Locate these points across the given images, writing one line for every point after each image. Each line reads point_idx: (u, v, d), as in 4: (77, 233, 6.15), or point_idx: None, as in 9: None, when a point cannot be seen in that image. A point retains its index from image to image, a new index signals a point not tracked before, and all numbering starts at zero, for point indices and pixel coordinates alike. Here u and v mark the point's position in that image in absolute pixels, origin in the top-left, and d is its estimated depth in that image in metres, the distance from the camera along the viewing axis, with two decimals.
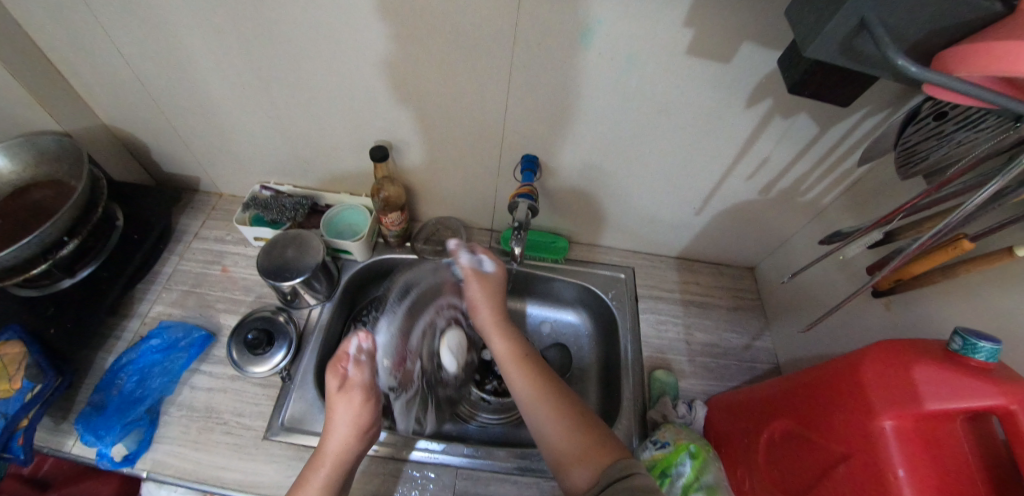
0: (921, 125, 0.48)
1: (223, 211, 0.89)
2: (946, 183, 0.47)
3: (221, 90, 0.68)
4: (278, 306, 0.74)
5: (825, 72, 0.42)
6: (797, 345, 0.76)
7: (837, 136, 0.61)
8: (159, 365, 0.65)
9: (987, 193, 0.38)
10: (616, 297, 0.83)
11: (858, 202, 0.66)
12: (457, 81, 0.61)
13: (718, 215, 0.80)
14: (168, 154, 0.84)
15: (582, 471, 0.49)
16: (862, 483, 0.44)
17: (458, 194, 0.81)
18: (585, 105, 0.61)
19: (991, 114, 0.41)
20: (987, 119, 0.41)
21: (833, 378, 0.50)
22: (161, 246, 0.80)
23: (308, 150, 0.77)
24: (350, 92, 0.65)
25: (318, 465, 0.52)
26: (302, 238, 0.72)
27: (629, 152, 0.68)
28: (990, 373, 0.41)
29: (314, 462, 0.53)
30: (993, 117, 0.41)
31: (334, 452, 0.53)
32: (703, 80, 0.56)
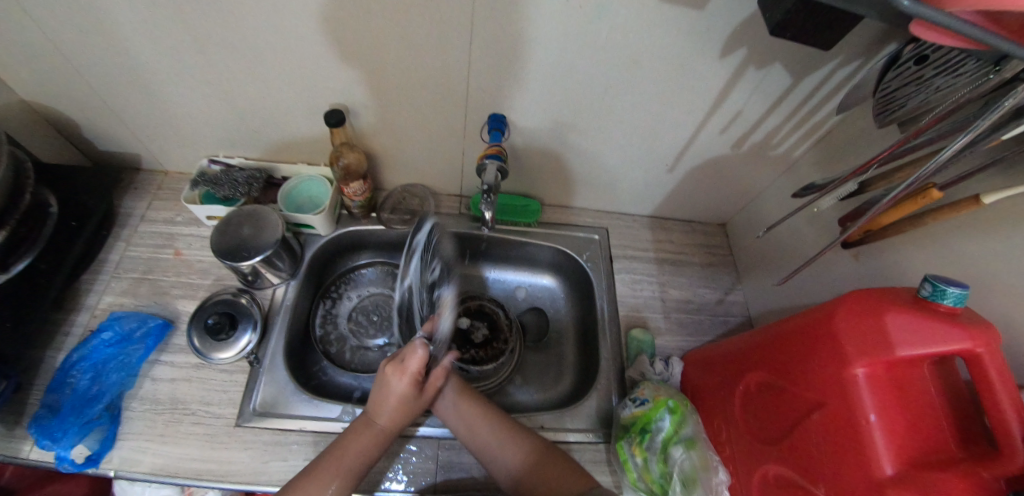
0: (900, 70, 0.45)
1: (170, 190, 0.82)
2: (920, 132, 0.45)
3: (143, 54, 0.60)
4: (240, 288, 0.70)
5: (808, 9, 0.39)
6: (769, 297, 0.77)
7: (812, 82, 0.58)
8: (114, 360, 0.61)
9: (958, 145, 0.37)
10: (590, 259, 0.82)
11: (830, 151, 0.64)
12: (410, 37, 0.55)
13: (691, 171, 0.78)
14: (97, 132, 0.75)
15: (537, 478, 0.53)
16: (834, 429, 0.45)
17: (423, 159, 0.77)
18: (550, 58, 0.57)
19: (972, 57, 0.39)
20: (966, 64, 0.40)
21: (805, 328, 0.50)
22: (104, 232, 0.74)
23: (253, 118, 0.70)
24: (291, 51, 0.58)
25: (364, 429, 0.54)
26: (258, 214, 0.67)
27: (600, 108, 0.64)
28: (957, 318, 0.42)
29: (362, 425, 0.55)
30: (972, 62, 0.39)
31: (383, 426, 0.55)
32: (676, 26, 0.52)
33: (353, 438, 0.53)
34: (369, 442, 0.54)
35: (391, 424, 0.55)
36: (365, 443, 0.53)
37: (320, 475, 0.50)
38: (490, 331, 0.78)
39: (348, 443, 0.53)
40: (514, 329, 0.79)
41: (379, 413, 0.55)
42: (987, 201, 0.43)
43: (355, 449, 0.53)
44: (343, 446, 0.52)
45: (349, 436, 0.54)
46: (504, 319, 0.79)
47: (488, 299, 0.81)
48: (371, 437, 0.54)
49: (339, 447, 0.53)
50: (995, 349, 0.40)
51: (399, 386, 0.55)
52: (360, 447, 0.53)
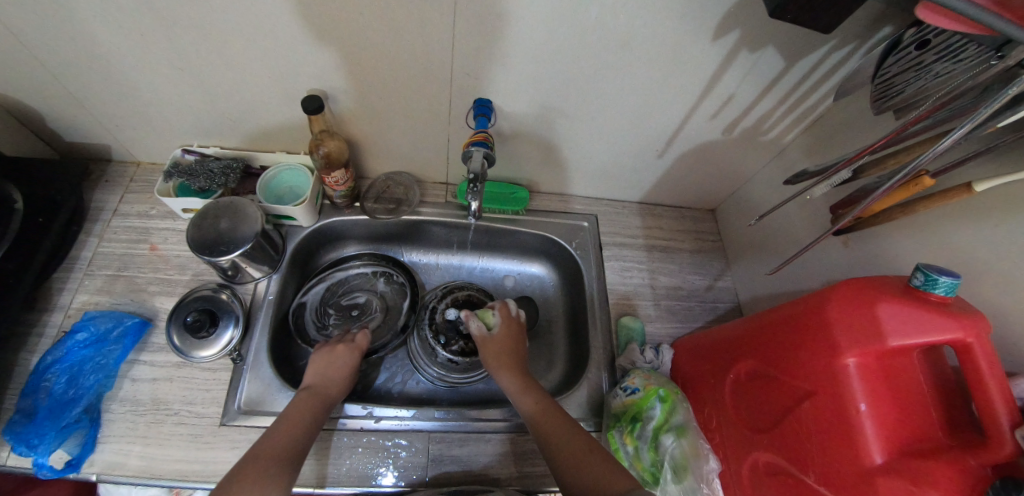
0: (902, 55, 0.43)
1: (143, 182, 0.79)
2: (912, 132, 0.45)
3: (102, 38, 0.56)
4: (221, 283, 0.68)
5: None
6: (758, 283, 0.77)
7: (805, 65, 0.56)
8: (90, 361, 0.58)
9: (957, 136, 0.37)
10: (579, 246, 0.81)
11: (822, 135, 0.63)
12: (389, 18, 0.52)
13: (682, 157, 0.76)
14: (59, 122, 0.71)
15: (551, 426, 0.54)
16: (824, 418, 0.45)
17: (406, 146, 0.74)
18: (537, 41, 0.54)
19: (974, 42, 0.37)
20: (967, 48, 0.38)
21: (797, 317, 0.50)
22: (74, 228, 0.71)
23: (226, 105, 0.67)
24: (262, 34, 0.55)
25: (292, 416, 0.52)
26: (236, 206, 0.64)
27: (588, 92, 0.62)
28: (947, 307, 0.41)
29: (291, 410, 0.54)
30: (974, 46, 0.38)
31: (313, 406, 0.55)
32: (668, 8, 0.49)
33: (278, 429, 0.50)
34: (301, 424, 0.52)
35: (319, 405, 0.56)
36: (297, 422, 0.52)
37: (250, 465, 0.45)
38: None
39: (279, 429, 0.50)
40: None
41: (304, 398, 0.56)
42: (979, 188, 0.43)
43: (288, 433, 0.50)
44: (272, 436, 0.49)
45: (276, 426, 0.51)
46: None
47: (476, 288, 0.78)
48: (302, 421, 0.52)
49: (267, 437, 0.49)
50: (986, 338, 0.39)
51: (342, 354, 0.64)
52: (287, 431, 0.50)
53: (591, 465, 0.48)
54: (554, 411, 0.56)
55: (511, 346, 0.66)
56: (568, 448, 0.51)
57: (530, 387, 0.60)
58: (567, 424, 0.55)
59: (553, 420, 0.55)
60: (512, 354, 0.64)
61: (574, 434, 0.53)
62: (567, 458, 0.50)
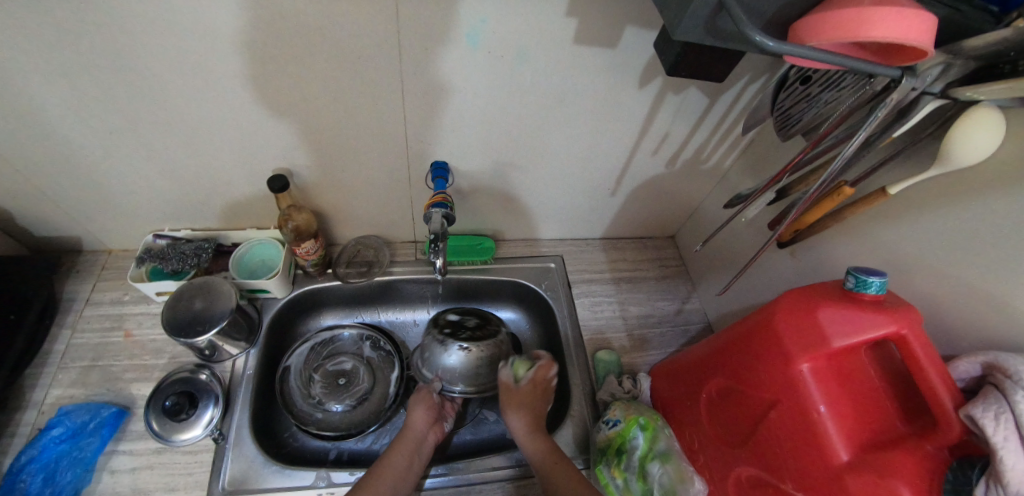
0: (790, 89, 0.50)
1: (116, 269, 0.80)
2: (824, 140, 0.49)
3: (70, 139, 0.59)
4: (198, 364, 0.68)
5: (700, 51, 0.43)
6: (723, 301, 0.81)
7: (726, 104, 0.63)
8: (67, 457, 0.58)
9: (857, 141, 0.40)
10: (550, 287, 0.84)
11: (752, 162, 0.69)
12: (344, 96, 0.56)
13: (636, 191, 0.81)
14: (29, 218, 0.72)
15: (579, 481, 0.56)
16: (791, 424, 0.48)
17: (374, 212, 0.77)
18: (483, 105, 0.59)
19: (848, 72, 0.42)
20: (846, 78, 0.43)
21: (753, 332, 0.53)
22: (46, 322, 0.71)
23: (195, 189, 0.70)
24: (228, 122, 0.59)
25: (399, 448, 0.60)
26: (210, 285, 0.66)
27: (537, 147, 0.68)
28: (882, 304, 0.46)
29: (395, 445, 0.60)
30: (850, 75, 0.42)
31: (411, 446, 0.61)
32: (595, 68, 0.55)
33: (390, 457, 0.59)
34: (404, 462, 0.59)
35: (415, 446, 0.61)
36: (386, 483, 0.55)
37: None
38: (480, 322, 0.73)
39: (387, 463, 0.58)
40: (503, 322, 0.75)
41: (409, 434, 0.62)
42: (893, 191, 0.47)
43: (391, 469, 0.57)
44: (382, 466, 0.57)
45: (384, 460, 0.58)
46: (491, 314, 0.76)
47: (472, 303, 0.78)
48: (406, 456, 0.59)
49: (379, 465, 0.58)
50: (918, 329, 0.43)
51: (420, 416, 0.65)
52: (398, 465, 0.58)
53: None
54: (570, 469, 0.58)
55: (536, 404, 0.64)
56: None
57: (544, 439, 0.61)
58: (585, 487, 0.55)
59: (563, 462, 0.58)
60: (535, 412, 0.63)
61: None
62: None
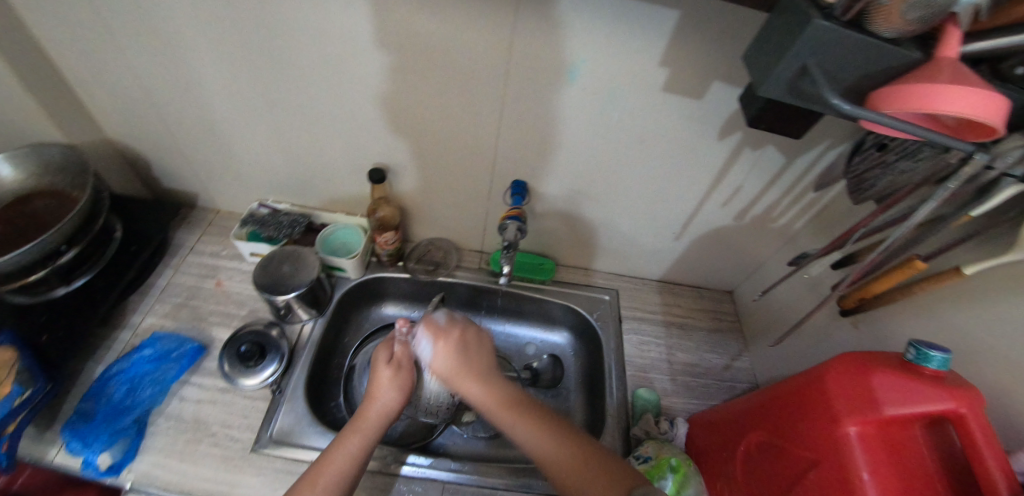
0: (866, 154, 0.53)
1: (220, 227, 0.92)
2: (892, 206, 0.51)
3: (226, 110, 0.72)
4: (271, 321, 0.76)
5: (780, 109, 0.48)
6: (775, 364, 0.79)
7: (802, 167, 0.66)
8: (149, 375, 0.67)
9: (923, 212, 0.43)
10: (600, 318, 0.87)
11: (824, 226, 0.70)
12: (451, 110, 0.65)
13: (697, 239, 0.84)
14: (170, 170, 0.87)
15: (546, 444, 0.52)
16: (828, 488, 0.46)
17: (450, 216, 0.85)
18: (570, 134, 0.66)
19: (927, 144, 0.44)
20: (924, 151, 0.45)
21: (801, 388, 0.53)
22: (157, 259, 0.82)
23: (307, 170, 0.81)
24: (351, 117, 0.69)
25: (349, 436, 0.54)
26: (298, 254, 0.75)
27: (612, 180, 0.73)
28: (942, 380, 0.44)
29: (349, 429, 0.55)
30: (928, 149, 0.44)
31: (367, 428, 0.55)
32: (679, 115, 0.61)
33: (338, 447, 0.53)
34: (358, 445, 0.53)
35: (376, 423, 0.56)
36: (348, 448, 0.53)
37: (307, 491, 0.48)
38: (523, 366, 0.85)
39: (337, 449, 0.53)
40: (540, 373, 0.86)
41: (366, 411, 0.57)
42: (968, 271, 0.47)
43: (342, 455, 0.52)
44: (329, 456, 0.52)
45: (332, 447, 0.53)
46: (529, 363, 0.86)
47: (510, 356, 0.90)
48: (362, 439, 0.54)
49: (329, 453, 0.52)
50: (979, 411, 0.42)
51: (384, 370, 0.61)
52: (348, 451, 0.52)
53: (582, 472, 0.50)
54: (519, 402, 0.56)
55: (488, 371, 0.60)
56: (542, 451, 0.52)
57: (479, 372, 0.59)
58: (534, 419, 0.54)
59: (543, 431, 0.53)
60: (467, 343, 0.62)
61: (560, 440, 0.53)
62: (550, 460, 0.51)
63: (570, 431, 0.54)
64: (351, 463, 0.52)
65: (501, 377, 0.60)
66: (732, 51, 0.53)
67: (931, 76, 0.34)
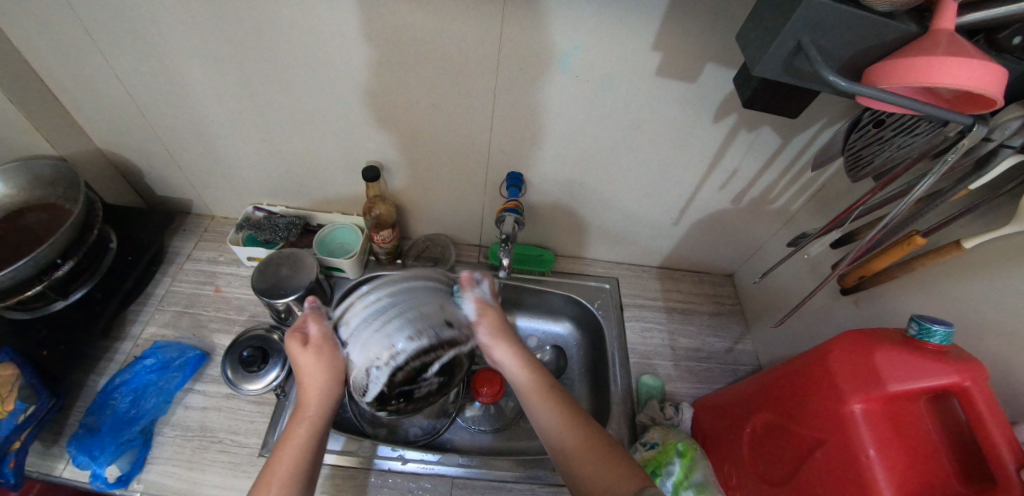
0: (862, 132, 0.52)
1: (216, 232, 0.91)
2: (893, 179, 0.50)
3: (215, 115, 0.71)
4: (272, 324, 0.76)
5: (773, 88, 0.47)
6: (776, 345, 0.80)
7: (799, 147, 0.66)
8: (153, 385, 0.66)
9: (921, 188, 0.43)
10: (602, 306, 0.87)
11: (823, 205, 0.70)
12: (443, 104, 0.65)
13: (696, 223, 0.84)
14: (160, 178, 0.85)
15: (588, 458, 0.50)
16: (835, 466, 0.46)
17: (447, 211, 0.85)
18: (564, 123, 0.66)
19: (924, 119, 0.44)
20: (920, 125, 0.44)
21: (805, 368, 0.53)
22: (153, 268, 0.81)
23: (300, 171, 0.80)
24: (342, 116, 0.68)
25: (288, 441, 0.49)
26: (295, 257, 0.74)
27: (608, 167, 0.73)
28: (945, 355, 0.44)
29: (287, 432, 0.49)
30: (926, 123, 0.44)
31: (305, 435, 0.49)
32: (673, 99, 0.61)
33: (278, 457, 0.48)
34: (301, 442, 0.49)
35: (313, 426, 0.50)
36: (296, 445, 0.49)
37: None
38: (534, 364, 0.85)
39: (275, 466, 0.47)
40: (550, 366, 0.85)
41: (300, 413, 0.50)
42: (967, 245, 0.47)
43: (281, 469, 0.47)
44: (269, 471, 0.47)
45: (272, 460, 0.48)
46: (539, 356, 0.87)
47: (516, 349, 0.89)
48: (301, 443, 0.49)
49: (268, 467, 0.47)
50: (984, 386, 0.42)
51: (302, 351, 0.52)
52: (288, 462, 0.47)
53: (584, 459, 0.50)
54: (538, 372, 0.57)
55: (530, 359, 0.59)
56: (558, 434, 0.52)
57: (505, 339, 0.59)
58: (543, 393, 0.56)
59: (594, 441, 0.51)
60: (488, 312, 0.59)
61: (577, 423, 0.53)
62: (558, 448, 0.52)
63: (583, 414, 0.55)
64: (297, 468, 0.47)
65: (525, 350, 0.59)
66: (725, 32, 0.52)
67: (923, 51, 0.33)
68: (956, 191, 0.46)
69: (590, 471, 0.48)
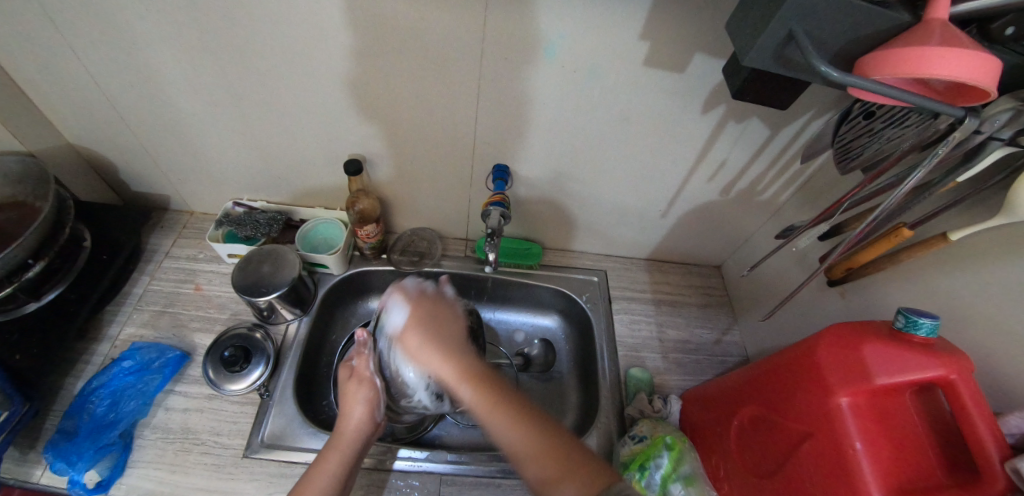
0: (853, 124, 0.51)
1: (195, 229, 0.88)
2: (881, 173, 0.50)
3: (189, 106, 0.68)
4: (254, 323, 0.74)
5: (763, 78, 0.46)
6: (763, 336, 0.80)
7: (787, 138, 0.65)
8: (132, 388, 0.65)
9: (911, 183, 0.42)
10: (590, 299, 0.86)
11: (810, 196, 0.70)
12: (426, 96, 0.63)
13: (684, 215, 0.83)
14: (135, 173, 0.82)
15: (543, 465, 0.44)
16: (822, 460, 0.46)
17: (432, 205, 0.83)
18: (552, 115, 0.64)
19: (914, 111, 0.43)
20: (910, 117, 0.44)
21: (792, 361, 0.52)
22: (130, 266, 0.79)
23: (281, 165, 0.78)
24: (322, 108, 0.66)
25: (333, 448, 0.53)
26: (277, 253, 0.72)
27: (595, 160, 0.72)
28: (931, 348, 0.44)
29: (329, 447, 0.54)
30: (915, 115, 0.43)
31: (347, 445, 0.54)
32: (662, 89, 0.59)
33: (322, 460, 0.52)
34: (339, 459, 0.52)
35: (353, 439, 0.55)
36: (336, 454, 0.52)
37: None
38: (525, 361, 0.85)
39: (320, 470, 0.51)
40: (541, 362, 0.84)
41: (343, 431, 0.55)
42: (954, 237, 0.47)
43: (325, 475, 0.50)
44: (316, 471, 0.50)
45: (317, 462, 0.52)
46: (533, 352, 0.86)
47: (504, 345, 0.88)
48: (344, 452, 0.53)
49: (312, 471, 0.51)
50: (969, 378, 0.42)
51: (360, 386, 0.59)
52: (334, 465, 0.51)
53: (535, 462, 0.45)
54: (474, 376, 0.52)
55: (455, 345, 0.56)
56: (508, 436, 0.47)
57: (427, 344, 0.56)
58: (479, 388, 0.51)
59: (553, 442, 0.46)
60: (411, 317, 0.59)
61: (521, 422, 0.48)
62: (512, 454, 0.46)
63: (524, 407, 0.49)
64: (340, 473, 0.51)
65: (451, 351, 0.55)
66: (714, 20, 0.51)
67: (920, 40, 0.32)
68: (944, 184, 0.45)
69: (547, 477, 0.44)
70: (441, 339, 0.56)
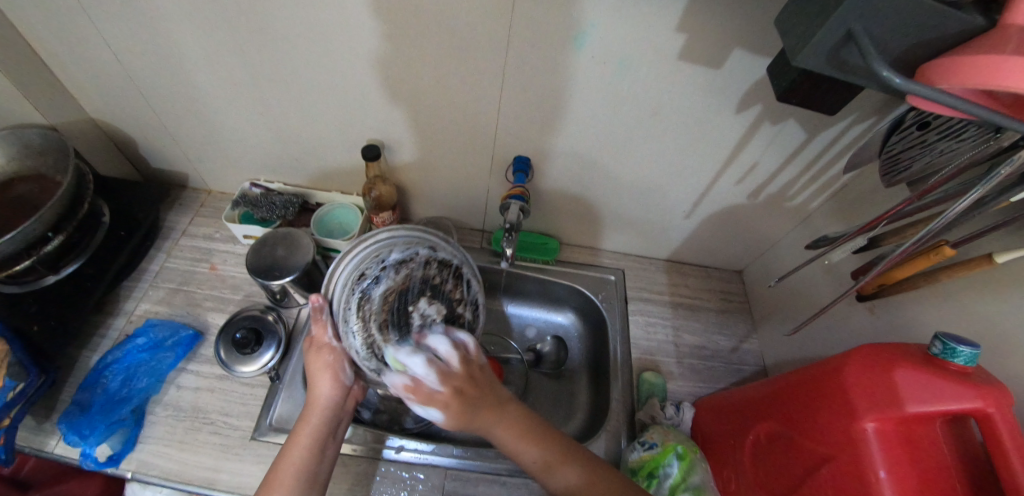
0: (904, 134, 0.48)
1: (212, 208, 0.88)
2: (929, 190, 0.47)
3: (210, 84, 0.67)
4: (267, 305, 0.74)
5: (811, 80, 0.43)
6: (784, 346, 0.78)
7: (825, 143, 0.62)
8: (145, 364, 0.65)
9: (967, 201, 0.39)
10: (605, 299, 0.84)
11: (844, 204, 0.67)
12: (449, 83, 0.61)
13: (708, 218, 0.81)
14: (155, 150, 0.82)
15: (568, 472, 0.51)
16: (843, 485, 0.44)
17: (449, 194, 0.82)
18: (580, 108, 0.62)
19: (971, 125, 0.40)
20: (967, 130, 0.41)
21: (816, 379, 0.51)
22: (148, 243, 0.79)
23: (299, 148, 0.77)
24: (342, 90, 0.64)
25: (302, 428, 0.53)
26: (292, 236, 0.72)
27: (620, 156, 0.69)
28: (969, 377, 0.41)
29: (299, 427, 0.53)
30: (973, 129, 0.40)
31: (316, 427, 0.53)
32: (695, 85, 0.57)
33: (292, 445, 0.51)
34: (307, 441, 0.52)
35: (321, 421, 0.54)
36: (307, 439, 0.52)
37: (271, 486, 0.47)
38: (536, 358, 0.84)
39: (290, 452, 0.51)
40: (553, 360, 0.84)
41: (311, 413, 0.54)
42: (1000, 260, 0.44)
43: (296, 456, 0.50)
44: (283, 457, 0.50)
45: (288, 445, 0.52)
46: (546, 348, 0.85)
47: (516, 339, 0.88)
48: (313, 434, 0.53)
49: (283, 456, 0.51)
50: (1008, 412, 0.39)
51: (321, 362, 0.57)
52: (303, 448, 0.51)
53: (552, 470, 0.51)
54: (485, 407, 0.52)
55: (470, 391, 0.51)
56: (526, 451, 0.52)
57: (474, 409, 0.51)
58: (491, 418, 0.52)
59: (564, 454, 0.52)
60: (448, 395, 0.50)
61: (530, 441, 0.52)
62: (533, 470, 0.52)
63: (542, 432, 0.53)
64: (312, 458, 0.51)
65: (486, 403, 0.52)
66: (758, 16, 0.48)
67: (993, 48, 0.29)
68: (996, 202, 0.42)
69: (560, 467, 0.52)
70: (462, 395, 0.51)
